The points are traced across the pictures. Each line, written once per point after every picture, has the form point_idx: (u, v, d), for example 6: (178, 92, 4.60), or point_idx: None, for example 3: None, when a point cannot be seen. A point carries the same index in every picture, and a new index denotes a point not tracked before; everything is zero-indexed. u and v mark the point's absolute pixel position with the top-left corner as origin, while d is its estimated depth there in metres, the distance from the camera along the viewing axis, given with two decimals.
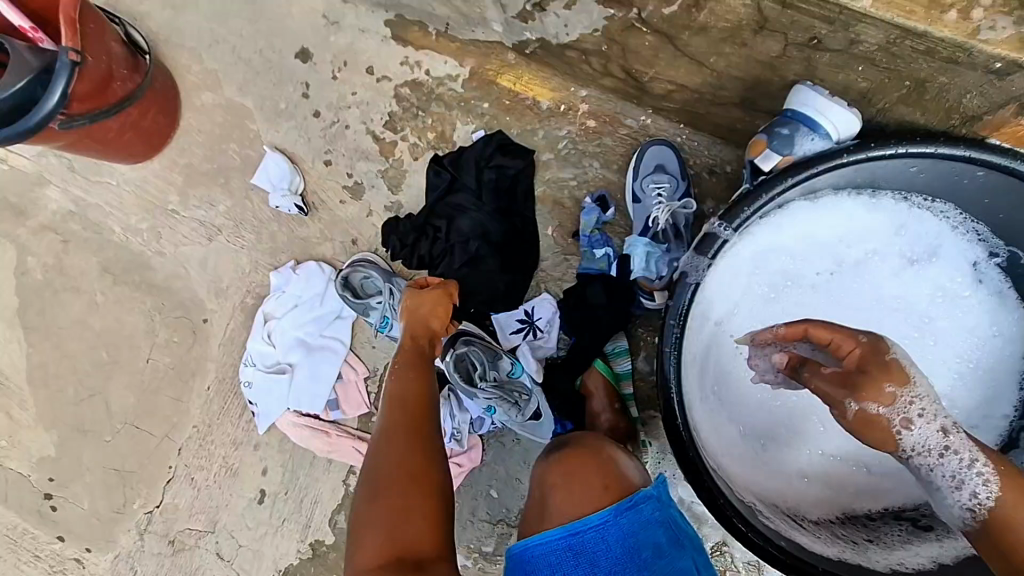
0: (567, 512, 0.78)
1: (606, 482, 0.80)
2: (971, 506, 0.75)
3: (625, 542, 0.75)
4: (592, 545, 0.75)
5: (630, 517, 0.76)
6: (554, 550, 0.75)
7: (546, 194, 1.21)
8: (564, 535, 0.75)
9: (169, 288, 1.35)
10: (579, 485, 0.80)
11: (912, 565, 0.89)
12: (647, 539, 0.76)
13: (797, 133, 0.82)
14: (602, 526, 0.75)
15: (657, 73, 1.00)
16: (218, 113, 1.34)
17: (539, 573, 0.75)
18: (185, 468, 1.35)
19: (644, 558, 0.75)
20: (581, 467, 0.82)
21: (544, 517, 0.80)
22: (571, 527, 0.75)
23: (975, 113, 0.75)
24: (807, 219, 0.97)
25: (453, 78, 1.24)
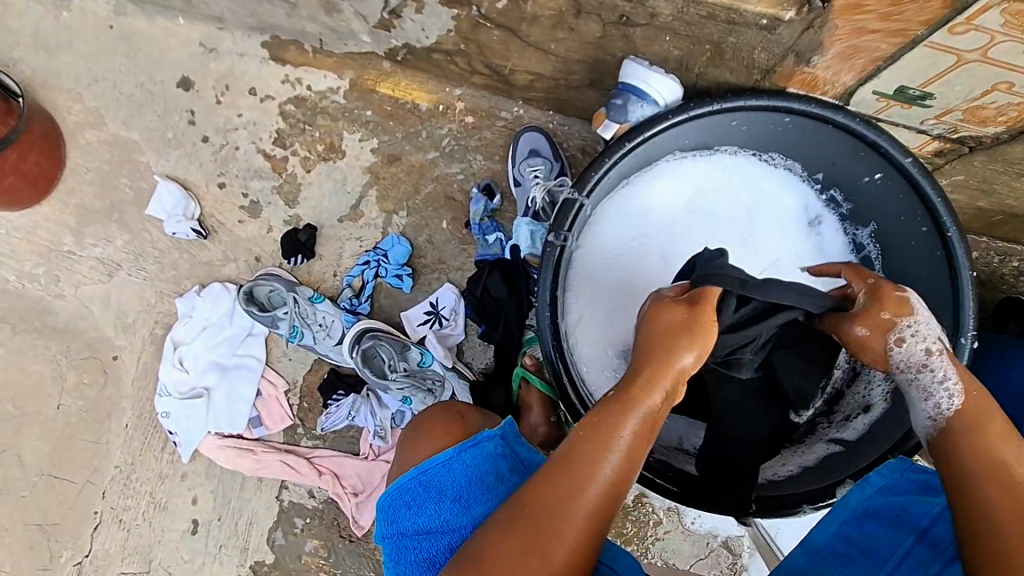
0: (417, 460, 0.81)
1: (447, 428, 0.83)
2: (933, 415, 0.69)
3: (472, 476, 0.78)
4: (439, 479, 0.78)
5: (472, 453, 0.78)
6: (409, 491, 0.79)
7: (437, 191, 1.27)
8: (415, 476, 0.79)
9: (74, 330, 1.34)
10: (423, 438, 0.83)
11: (783, 473, 0.97)
12: (490, 468, 0.78)
13: (629, 102, 0.90)
14: (448, 462, 0.79)
15: (514, 64, 1.08)
16: (105, 150, 1.34)
17: (398, 514, 0.79)
18: (113, 510, 1.33)
19: (486, 482, 0.77)
20: (426, 417, 0.85)
21: (398, 472, 0.84)
22: (417, 469, 0.79)
23: (767, 66, 0.84)
24: (670, 183, 1.02)
25: (335, 91, 1.29)
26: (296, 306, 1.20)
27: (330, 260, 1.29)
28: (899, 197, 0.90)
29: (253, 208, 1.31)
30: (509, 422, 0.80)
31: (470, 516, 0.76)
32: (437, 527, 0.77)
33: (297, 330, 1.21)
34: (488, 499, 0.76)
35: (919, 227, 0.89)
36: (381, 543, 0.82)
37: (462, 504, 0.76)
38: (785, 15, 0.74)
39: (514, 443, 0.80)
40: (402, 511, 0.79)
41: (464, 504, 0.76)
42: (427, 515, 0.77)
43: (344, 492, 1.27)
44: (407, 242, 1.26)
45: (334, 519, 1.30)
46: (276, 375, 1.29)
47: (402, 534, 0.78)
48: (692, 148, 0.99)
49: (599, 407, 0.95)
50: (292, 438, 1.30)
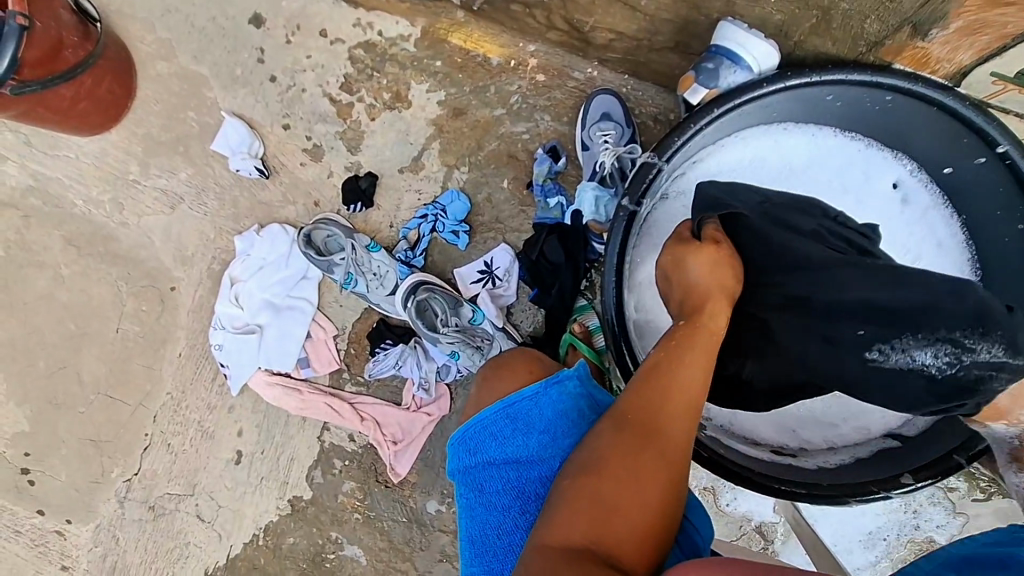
0: (502, 392, 0.81)
1: (531, 366, 0.82)
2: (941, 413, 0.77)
3: (556, 410, 0.78)
4: (525, 412, 0.78)
5: (560, 389, 0.78)
6: (495, 423, 0.78)
7: (500, 149, 1.25)
8: (503, 407, 0.78)
9: (135, 258, 1.37)
10: (510, 375, 0.82)
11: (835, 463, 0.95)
12: (576, 407, 0.78)
13: (721, 66, 0.86)
14: (535, 397, 0.78)
15: (597, 21, 1.04)
16: (174, 82, 1.35)
17: (481, 444, 0.79)
18: (162, 434, 1.39)
19: (574, 419, 0.77)
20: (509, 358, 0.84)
21: (477, 406, 0.82)
22: (505, 401, 0.78)
23: (877, 38, 0.78)
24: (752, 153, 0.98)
25: (405, 39, 1.27)
26: (353, 253, 1.21)
27: (388, 210, 1.29)
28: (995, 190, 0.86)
29: (316, 152, 1.31)
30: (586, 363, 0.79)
31: (559, 450, 0.77)
32: (525, 458, 0.77)
33: (352, 277, 1.22)
34: (573, 433, 0.77)
35: (1015, 224, 0.86)
36: (456, 476, 0.81)
37: (551, 437, 0.77)
38: None
39: (596, 388, 0.80)
40: (487, 442, 0.79)
41: (553, 438, 0.77)
42: (516, 444, 0.78)
43: (385, 439, 1.30)
44: (466, 198, 1.25)
45: (372, 464, 1.33)
46: (326, 320, 1.31)
47: (488, 464, 0.79)
48: (779, 120, 0.95)
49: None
50: (338, 382, 1.33)
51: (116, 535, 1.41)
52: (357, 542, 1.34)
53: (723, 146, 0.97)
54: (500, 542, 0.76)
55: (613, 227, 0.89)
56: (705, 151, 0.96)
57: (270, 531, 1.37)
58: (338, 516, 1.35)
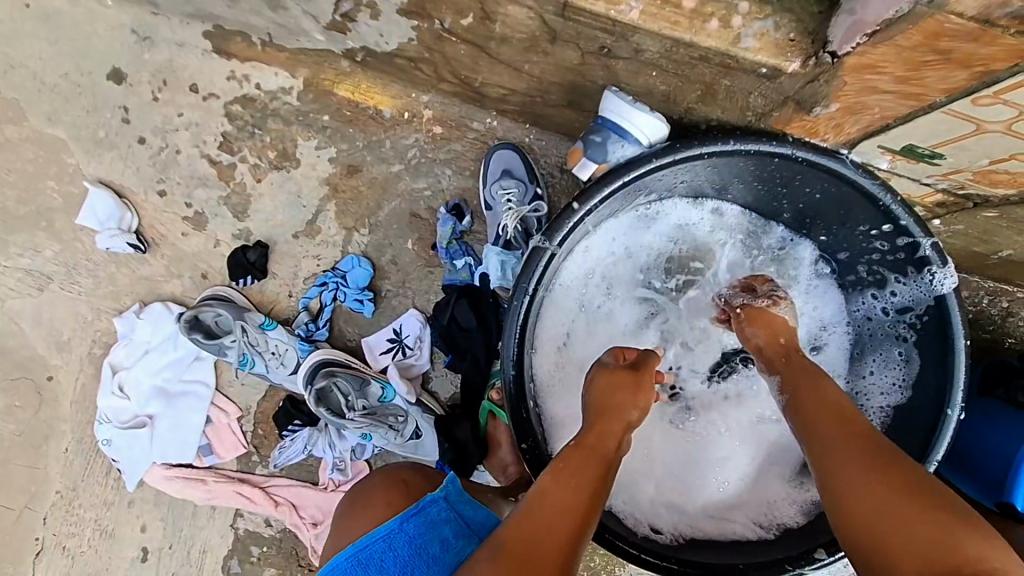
0: (355, 535, 0.76)
1: (388, 498, 0.79)
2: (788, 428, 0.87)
3: (411, 546, 0.74)
4: (378, 554, 0.74)
5: (414, 521, 0.75)
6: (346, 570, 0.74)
7: (401, 208, 1.16)
8: (354, 552, 0.74)
9: (3, 348, 1.23)
10: (363, 510, 0.79)
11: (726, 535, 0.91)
12: (434, 537, 0.74)
13: (608, 141, 0.81)
14: (388, 535, 0.74)
15: (485, 78, 0.96)
16: (27, 149, 1.19)
17: None
18: (55, 537, 1.26)
19: (432, 553, 0.73)
20: (367, 489, 0.80)
21: (334, 546, 0.78)
22: (355, 545, 0.74)
23: (763, 111, 0.75)
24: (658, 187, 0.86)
25: (287, 92, 1.16)
26: (244, 335, 1.11)
27: (284, 279, 1.19)
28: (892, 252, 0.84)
29: (198, 220, 1.19)
30: (451, 484, 0.77)
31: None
32: None
33: (247, 358, 1.13)
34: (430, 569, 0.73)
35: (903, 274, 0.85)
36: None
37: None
38: (788, 66, 0.66)
39: (459, 505, 0.77)
40: None
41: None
42: None
43: (303, 522, 1.22)
44: (368, 263, 1.16)
45: (293, 548, 1.25)
46: (227, 402, 1.21)
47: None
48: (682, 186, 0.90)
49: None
50: (247, 465, 1.23)
51: None
52: None
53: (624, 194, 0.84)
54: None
55: (507, 317, 0.83)
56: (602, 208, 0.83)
57: None
58: None
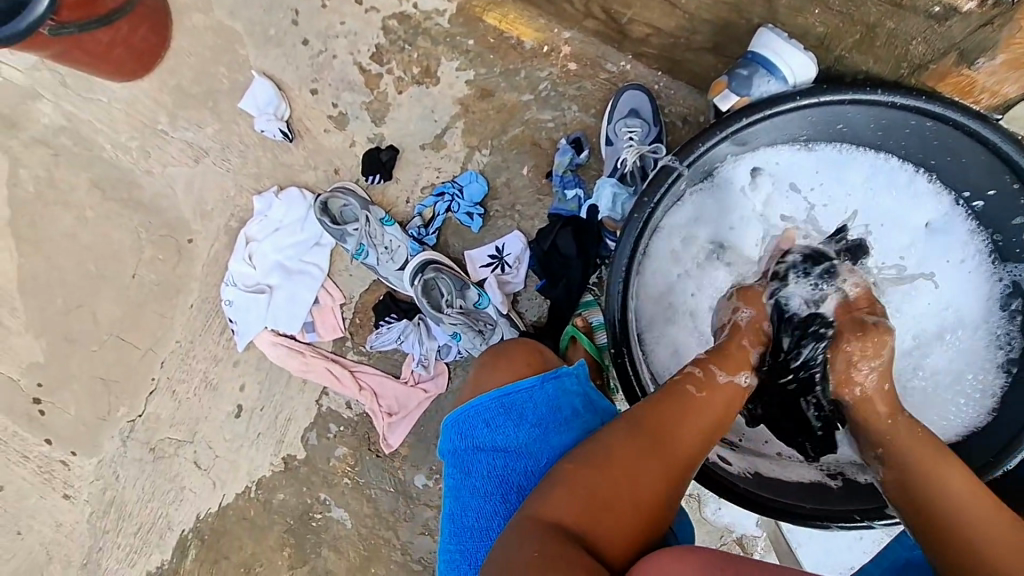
0: (497, 383, 0.84)
1: (529, 361, 0.85)
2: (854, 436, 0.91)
3: (550, 404, 0.82)
4: (522, 403, 0.81)
5: (553, 386, 0.82)
6: (488, 410, 0.82)
7: (524, 135, 1.24)
8: (498, 396, 0.82)
9: (157, 207, 1.40)
10: (506, 366, 0.85)
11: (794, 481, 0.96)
12: (566, 404, 0.82)
13: (755, 74, 0.86)
14: (530, 391, 0.82)
15: (635, 14, 1.01)
16: (208, 36, 1.35)
17: (476, 428, 0.82)
18: (168, 380, 1.43)
19: (564, 416, 0.81)
20: (508, 350, 0.87)
21: (470, 392, 0.86)
22: (500, 390, 0.82)
23: (921, 62, 0.77)
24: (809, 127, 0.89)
25: (440, 13, 1.25)
26: (367, 224, 1.22)
27: (406, 185, 1.29)
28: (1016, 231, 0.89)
29: (341, 119, 1.31)
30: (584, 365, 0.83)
31: (547, 445, 0.80)
32: (515, 448, 0.80)
33: (363, 248, 1.23)
34: (561, 431, 0.80)
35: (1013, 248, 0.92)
36: (446, 456, 0.84)
37: (542, 430, 0.80)
38: (963, 6, 0.70)
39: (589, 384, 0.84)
40: (479, 427, 0.82)
41: (545, 433, 0.80)
42: (506, 434, 0.81)
43: (380, 410, 1.32)
44: (484, 181, 1.25)
45: (366, 433, 1.36)
46: (335, 287, 1.33)
47: (477, 449, 0.81)
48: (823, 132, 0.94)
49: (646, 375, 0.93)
50: (341, 349, 1.35)
51: (118, 471, 1.46)
52: (344, 505, 1.38)
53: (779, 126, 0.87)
54: (479, 527, 0.78)
55: (627, 226, 0.88)
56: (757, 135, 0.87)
57: (263, 484, 1.41)
58: (329, 479, 1.38)
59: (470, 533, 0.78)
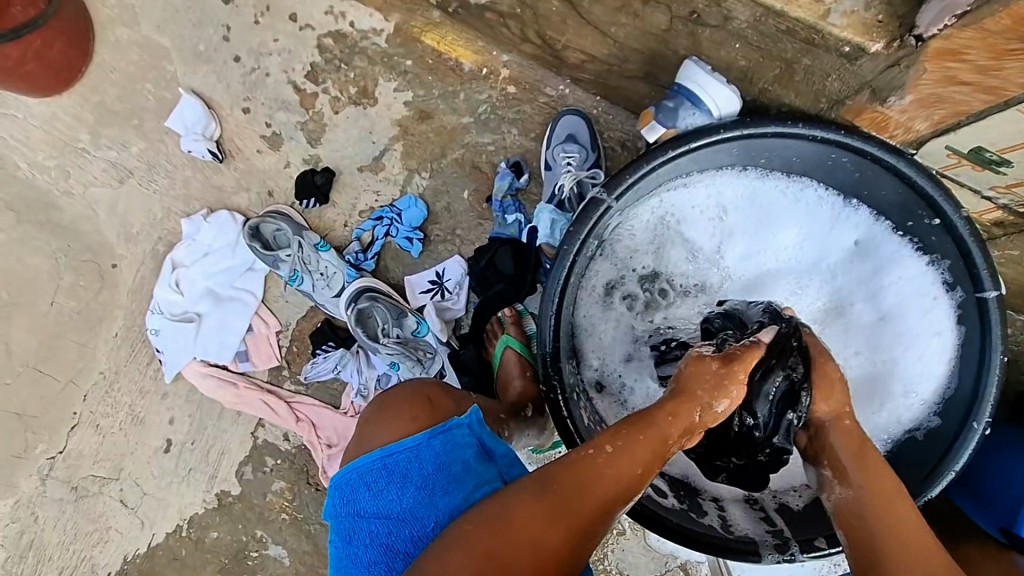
0: (382, 441, 0.79)
1: (416, 414, 0.81)
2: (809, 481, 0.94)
3: (436, 460, 0.77)
4: (404, 464, 0.77)
5: (442, 440, 0.78)
6: (371, 472, 0.77)
7: (464, 158, 1.21)
8: (381, 457, 0.77)
9: (77, 230, 1.32)
10: (391, 421, 0.81)
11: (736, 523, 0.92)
12: (455, 458, 0.78)
13: (681, 107, 0.86)
14: (415, 447, 0.78)
15: (568, 41, 1.00)
16: (133, 52, 1.29)
17: (358, 494, 0.77)
18: (90, 414, 1.34)
19: (452, 473, 0.76)
20: (395, 401, 0.82)
21: (355, 452, 0.81)
22: (384, 451, 0.77)
23: (837, 98, 0.78)
24: (724, 153, 0.88)
25: (377, 33, 1.22)
26: (300, 250, 1.18)
27: (343, 209, 1.25)
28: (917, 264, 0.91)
29: (274, 140, 1.26)
30: (476, 410, 0.80)
31: (434, 508, 0.75)
32: (398, 514, 0.75)
33: (297, 275, 1.19)
34: (449, 490, 0.76)
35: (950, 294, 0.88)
36: (332, 522, 0.79)
37: (426, 493, 0.75)
38: (871, 46, 0.71)
39: (483, 433, 0.80)
40: (362, 492, 0.77)
41: (429, 496, 0.75)
42: (390, 499, 0.76)
43: (318, 442, 1.27)
44: (423, 205, 1.22)
45: (304, 466, 1.30)
46: (270, 314, 1.28)
47: (358, 516, 0.76)
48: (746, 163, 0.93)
49: (582, 405, 0.92)
50: (276, 379, 1.29)
51: (36, 512, 1.36)
52: (282, 542, 1.32)
53: (700, 152, 0.86)
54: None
55: (556, 260, 0.86)
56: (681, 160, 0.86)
57: (194, 523, 1.34)
58: (265, 515, 1.32)
59: None
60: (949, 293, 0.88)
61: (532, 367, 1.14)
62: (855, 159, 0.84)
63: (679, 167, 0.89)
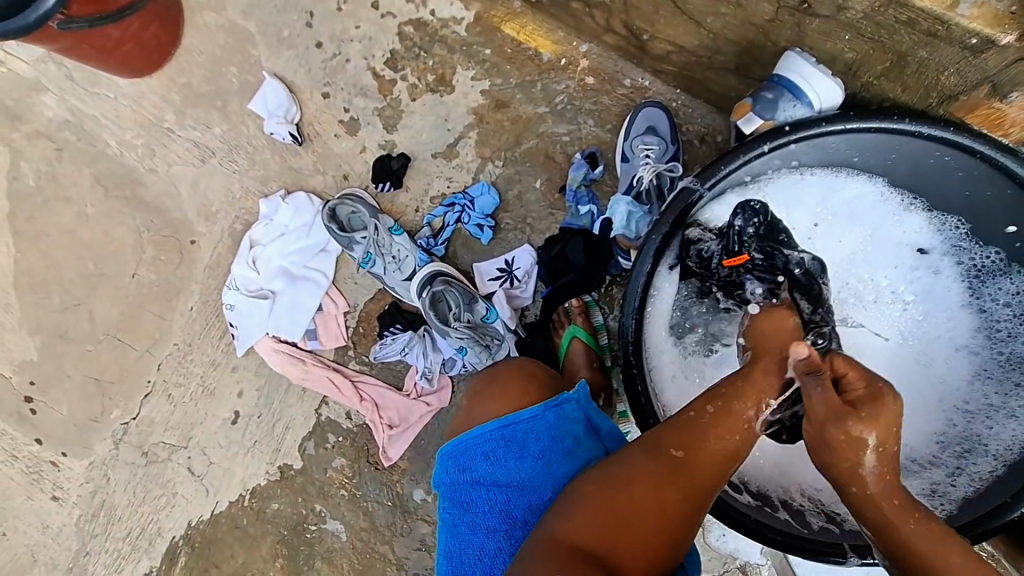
0: (496, 413, 0.81)
1: (525, 388, 0.82)
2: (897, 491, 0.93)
3: (551, 435, 0.78)
4: (522, 435, 0.78)
5: (555, 414, 0.79)
6: (487, 442, 0.79)
7: (538, 148, 1.22)
8: (498, 427, 0.79)
9: (160, 206, 1.37)
10: (500, 394, 0.82)
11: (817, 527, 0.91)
12: (567, 432, 0.79)
13: (781, 98, 0.84)
14: (532, 420, 0.79)
15: (658, 31, 1.00)
16: (220, 36, 1.33)
17: (475, 462, 0.79)
18: (164, 383, 1.40)
19: (567, 446, 0.78)
20: (502, 376, 0.84)
21: (466, 422, 0.83)
22: (501, 421, 0.79)
23: (951, 92, 0.77)
24: (818, 147, 0.88)
25: (457, 22, 1.23)
26: (375, 233, 1.21)
27: (416, 194, 1.27)
28: (1006, 271, 0.91)
29: (352, 125, 1.29)
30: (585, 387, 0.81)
31: (552, 477, 0.77)
32: (518, 482, 0.77)
33: (370, 257, 1.22)
34: (565, 462, 0.78)
35: None
36: (441, 491, 0.81)
37: (545, 463, 0.77)
38: (1001, 38, 0.68)
39: (590, 410, 0.81)
40: (479, 461, 0.79)
41: (547, 465, 0.77)
42: (508, 468, 0.77)
43: (381, 421, 1.30)
44: (496, 193, 1.23)
45: (365, 445, 1.33)
46: (339, 295, 1.31)
47: (475, 483, 0.78)
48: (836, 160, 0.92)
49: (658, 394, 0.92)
50: (342, 358, 1.32)
51: (108, 474, 1.42)
52: (340, 518, 1.35)
53: (793, 149, 0.86)
54: (480, 564, 0.76)
55: (642, 249, 0.87)
56: (773, 153, 0.85)
57: (256, 494, 1.38)
58: (325, 490, 1.35)
59: (473, 569, 0.76)
60: None
61: (599, 358, 1.14)
62: (958, 160, 0.82)
63: (769, 161, 0.88)
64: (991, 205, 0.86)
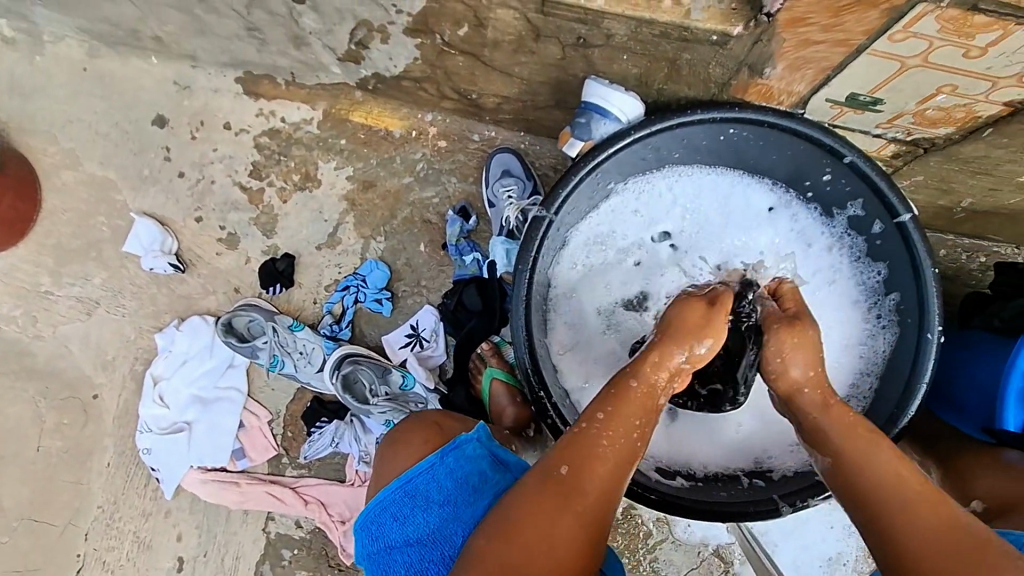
0: (399, 471, 0.83)
1: (427, 437, 0.85)
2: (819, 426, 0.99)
3: (453, 478, 0.80)
4: (424, 486, 0.80)
5: (453, 457, 0.81)
6: (394, 503, 0.81)
7: (413, 215, 1.29)
8: (399, 486, 0.81)
9: (53, 370, 1.33)
10: (403, 451, 0.85)
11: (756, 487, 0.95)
12: (471, 471, 0.81)
13: (591, 120, 0.98)
14: (431, 468, 0.81)
15: (482, 89, 1.11)
16: (81, 189, 1.34)
17: (385, 525, 0.80)
18: (95, 552, 1.31)
19: (472, 484, 0.80)
20: (404, 433, 0.87)
21: (377, 485, 0.85)
22: (402, 478, 0.81)
23: (722, 80, 0.92)
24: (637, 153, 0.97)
25: (308, 122, 1.31)
26: (275, 335, 1.22)
27: (310, 287, 1.30)
28: (830, 215, 1.03)
29: (232, 240, 1.32)
30: (483, 424, 0.83)
31: (459, 522, 0.78)
32: (427, 536, 0.79)
33: (277, 358, 1.23)
34: (471, 502, 0.79)
35: (873, 227, 0.97)
36: (364, 563, 0.82)
37: (450, 508, 0.79)
38: (733, 30, 0.81)
39: (493, 444, 0.83)
40: (387, 523, 0.80)
41: (455, 511, 0.79)
42: (416, 525, 0.79)
43: (332, 520, 1.26)
44: (385, 266, 1.27)
45: (322, 549, 1.29)
46: (259, 406, 1.29)
47: (390, 547, 0.80)
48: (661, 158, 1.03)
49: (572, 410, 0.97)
50: (277, 468, 1.29)
51: None
52: None
53: (617, 158, 0.96)
54: None
55: (516, 280, 0.92)
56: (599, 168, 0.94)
57: None
58: None
59: None
60: (869, 228, 0.98)
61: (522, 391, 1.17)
62: (750, 130, 0.94)
63: (603, 173, 0.97)
64: (793, 160, 0.98)
